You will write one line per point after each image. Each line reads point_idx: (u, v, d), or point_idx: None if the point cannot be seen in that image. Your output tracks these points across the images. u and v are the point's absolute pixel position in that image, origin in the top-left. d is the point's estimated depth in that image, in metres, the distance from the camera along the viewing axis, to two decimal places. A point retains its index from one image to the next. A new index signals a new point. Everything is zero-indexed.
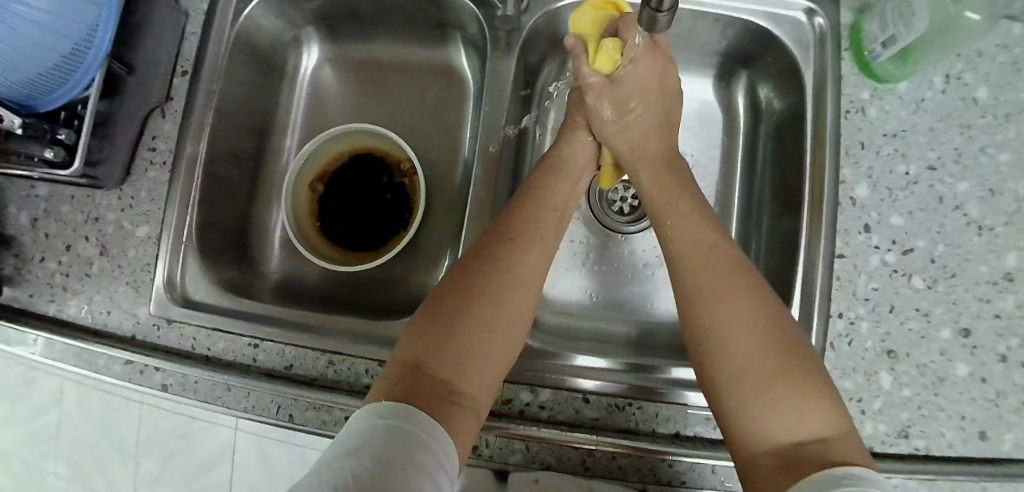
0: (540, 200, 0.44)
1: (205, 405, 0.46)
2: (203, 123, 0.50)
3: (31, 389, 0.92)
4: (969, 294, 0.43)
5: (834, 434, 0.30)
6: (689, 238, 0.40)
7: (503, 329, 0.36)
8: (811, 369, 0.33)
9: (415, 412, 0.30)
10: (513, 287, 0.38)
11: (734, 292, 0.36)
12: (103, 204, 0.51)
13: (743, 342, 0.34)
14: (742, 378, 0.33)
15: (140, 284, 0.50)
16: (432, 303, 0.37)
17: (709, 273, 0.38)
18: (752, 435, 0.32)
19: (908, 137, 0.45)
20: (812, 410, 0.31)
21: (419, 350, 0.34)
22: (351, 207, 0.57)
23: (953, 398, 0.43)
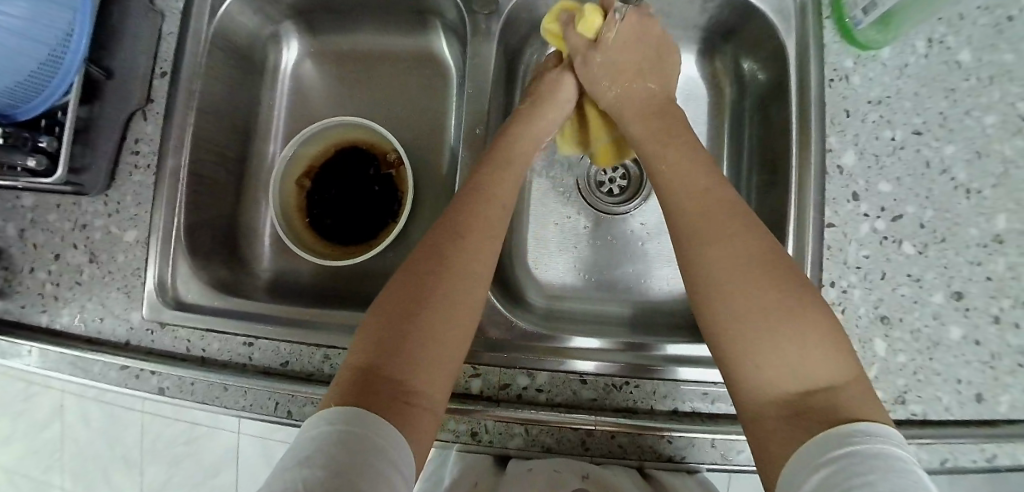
0: (490, 194, 0.42)
1: (203, 406, 0.46)
2: (185, 124, 0.49)
3: (33, 404, 0.92)
4: (960, 257, 0.43)
5: (842, 383, 0.30)
6: (691, 190, 0.39)
7: (456, 326, 0.36)
8: (821, 318, 0.33)
9: (371, 415, 0.30)
10: (466, 283, 0.37)
11: (739, 244, 0.35)
12: (90, 211, 0.51)
13: (749, 295, 0.33)
14: (749, 331, 0.32)
15: (132, 289, 0.49)
16: (383, 303, 0.36)
17: (713, 225, 0.37)
18: (759, 388, 0.32)
19: (892, 103, 0.45)
20: (820, 361, 0.31)
21: (372, 352, 0.34)
22: (340, 201, 0.57)
23: (948, 362, 0.43)
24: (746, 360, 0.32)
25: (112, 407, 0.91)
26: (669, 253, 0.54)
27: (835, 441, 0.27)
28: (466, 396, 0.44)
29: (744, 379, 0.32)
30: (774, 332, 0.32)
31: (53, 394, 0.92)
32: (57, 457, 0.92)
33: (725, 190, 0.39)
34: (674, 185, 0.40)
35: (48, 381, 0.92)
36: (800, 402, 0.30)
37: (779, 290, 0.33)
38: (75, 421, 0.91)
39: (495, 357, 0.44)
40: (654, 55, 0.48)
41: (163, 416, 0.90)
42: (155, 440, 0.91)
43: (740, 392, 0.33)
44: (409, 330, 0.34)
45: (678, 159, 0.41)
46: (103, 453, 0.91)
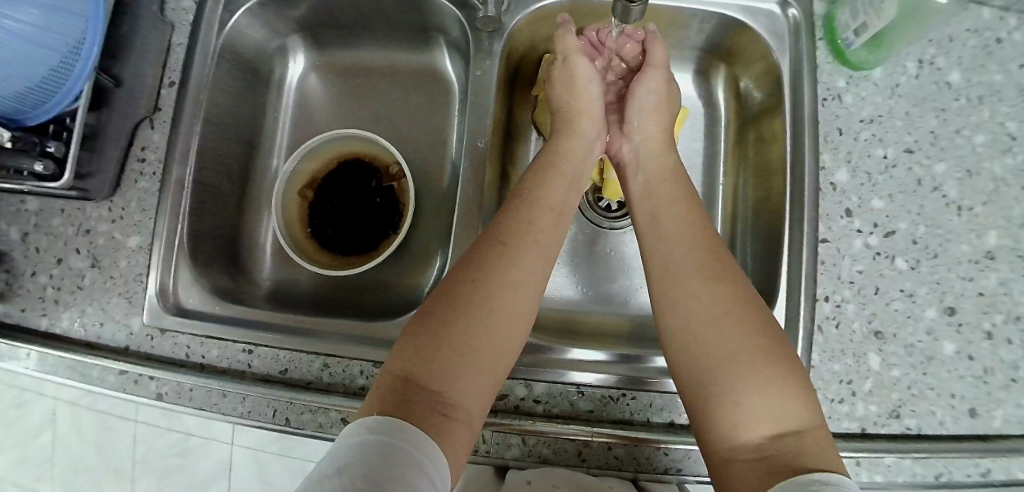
0: (527, 209, 0.42)
1: (201, 412, 0.46)
2: (191, 132, 0.50)
3: (25, 412, 0.92)
4: (953, 272, 0.44)
5: (808, 428, 0.31)
6: (679, 230, 0.40)
7: (500, 345, 0.37)
8: (791, 360, 0.34)
9: (412, 430, 0.30)
10: (510, 299, 0.38)
11: (721, 285, 0.36)
12: (93, 217, 0.51)
13: (731, 335, 0.34)
14: (720, 369, 0.33)
15: (133, 295, 0.50)
16: (426, 311, 0.37)
17: (689, 265, 0.38)
18: (732, 430, 0.32)
19: (884, 122, 0.46)
20: (790, 406, 0.32)
21: (411, 363, 0.34)
22: (342, 213, 0.58)
23: (941, 376, 0.43)
24: (715, 397, 0.33)
25: (105, 416, 0.90)
26: None
27: (801, 484, 0.27)
28: None
29: (714, 415, 0.33)
30: (744, 371, 0.33)
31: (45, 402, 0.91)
32: (48, 466, 0.92)
33: (704, 229, 0.40)
34: (663, 224, 0.41)
35: (41, 389, 0.91)
36: (768, 443, 0.30)
37: (750, 331, 0.34)
38: (66, 430, 0.90)
39: None
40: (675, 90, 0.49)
41: (157, 426, 0.90)
42: (147, 451, 0.90)
43: (707, 430, 0.33)
44: (449, 344, 0.35)
45: (673, 197, 0.43)
46: (95, 462, 0.91)
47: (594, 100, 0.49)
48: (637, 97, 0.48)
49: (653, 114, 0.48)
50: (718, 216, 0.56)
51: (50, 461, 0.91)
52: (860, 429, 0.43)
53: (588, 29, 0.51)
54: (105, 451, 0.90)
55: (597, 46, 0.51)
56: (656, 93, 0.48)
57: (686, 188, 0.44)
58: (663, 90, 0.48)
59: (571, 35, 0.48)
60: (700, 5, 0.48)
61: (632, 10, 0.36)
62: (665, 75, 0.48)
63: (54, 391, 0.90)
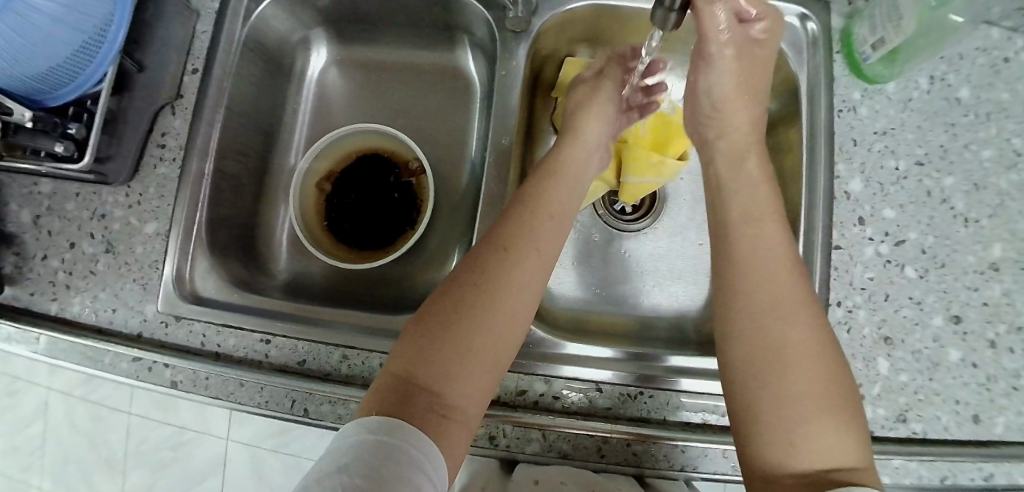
0: (534, 210, 0.42)
1: (217, 401, 0.45)
2: (214, 120, 0.50)
3: (15, 401, 0.90)
4: (959, 282, 0.46)
5: (858, 464, 0.32)
6: (761, 249, 0.38)
7: (498, 350, 0.37)
8: (848, 396, 0.34)
9: (412, 430, 0.32)
10: (510, 299, 0.39)
11: (793, 311, 0.36)
12: (109, 202, 0.51)
13: (798, 364, 0.34)
14: (782, 397, 0.33)
15: (148, 281, 0.49)
16: (424, 312, 0.39)
17: (768, 283, 0.37)
18: (781, 456, 0.32)
19: (897, 135, 0.47)
20: (844, 442, 0.32)
21: (411, 361, 0.36)
22: (359, 207, 0.58)
23: (947, 383, 0.45)
24: (777, 422, 0.33)
25: (99, 407, 0.89)
26: (680, 272, 0.56)
27: None
28: None
29: (767, 439, 0.33)
30: (806, 399, 0.33)
31: (35, 392, 0.89)
32: (39, 456, 0.90)
33: (784, 244, 0.39)
34: (737, 238, 0.40)
35: (33, 378, 0.89)
36: (820, 474, 0.31)
37: (815, 357, 0.34)
38: (59, 420, 0.88)
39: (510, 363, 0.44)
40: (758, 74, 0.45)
41: (153, 419, 0.89)
42: (141, 443, 0.89)
43: (756, 453, 0.33)
44: (449, 349, 0.36)
45: (753, 210, 0.41)
46: (87, 452, 0.89)
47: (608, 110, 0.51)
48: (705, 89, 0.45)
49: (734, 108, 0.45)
50: None
51: (41, 451, 0.90)
52: (868, 432, 0.44)
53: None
54: (98, 442, 0.89)
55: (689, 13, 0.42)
56: (731, 76, 0.44)
57: (773, 202, 0.41)
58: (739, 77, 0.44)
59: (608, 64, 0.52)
60: None
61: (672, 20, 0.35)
62: (746, 57, 0.43)
63: (46, 380, 0.89)
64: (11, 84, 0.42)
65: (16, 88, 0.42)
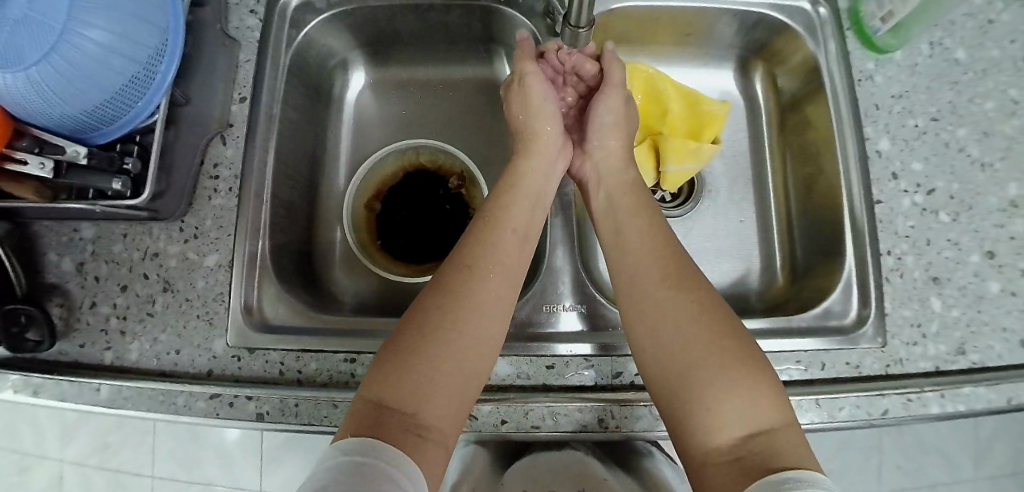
0: (491, 224, 0.44)
1: (309, 429, 0.43)
2: (266, 147, 0.50)
3: (28, 477, 0.99)
4: (987, 221, 0.50)
5: (778, 425, 0.35)
6: (646, 250, 0.44)
7: (469, 364, 0.37)
8: (760, 363, 0.37)
9: (390, 450, 0.31)
10: (477, 317, 0.38)
11: (691, 292, 0.40)
12: (163, 238, 0.49)
13: (701, 343, 0.38)
14: (697, 376, 0.37)
15: (214, 315, 0.47)
16: (394, 338, 0.37)
17: (660, 282, 0.41)
18: (706, 431, 0.36)
19: (911, 96, 0.52)
20: (762, 405, 0.36)
21: (385, 388, 0.34)
22: (410, 221, 0.57)
23: (994, 312, 0.49)
24: (699, 406, 0.36)
25: (118, 474, 0.97)
26: (729, 248, 0.57)
27: (778, 479, 0.31)
28: (580, 388, 0.43)
29: (688, 420, 0.37)
30: (722, 374, 0.36)
31: (49, 466, 0.98)
32: None
33: (666, 243, 0.44)
34: (629, 244, 0.45)
35: (45, 453, 0.98)
36: (743, 441, 0.34)
37: (722, 335, 0.38)
38: (75, 490, 0.98)
39: (600, 347, 0.44)
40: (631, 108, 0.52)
41: (174, 479, 0.95)
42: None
43: (688, 434, 0.36)
44: (423, 368, 0.35)
45: (641, 219, 0.46)
46: None
47: (548, 113, 0.50)
48: (597, 115, 0.50)
49: (614, 131, 0.51)
50: (770, 196, 0.59)
51: None
52: (935, 368, 0.46)
53: (549, 49, 0.49)
54: None
55: (557, 68, 0.51)
56: (617, 113, 0.51)
57: (651, 214, 0.47)
58: (621, 109, 0.51)
59: (528, 57, 0.49)
60: (743, 6, 0.53)
61: (580, 34, 0.46)
62: (623, 93, 0.51)
63: (60, 453, 0.98)
64: (63, 124, 0.41)
65: (63, 126, 0.41)
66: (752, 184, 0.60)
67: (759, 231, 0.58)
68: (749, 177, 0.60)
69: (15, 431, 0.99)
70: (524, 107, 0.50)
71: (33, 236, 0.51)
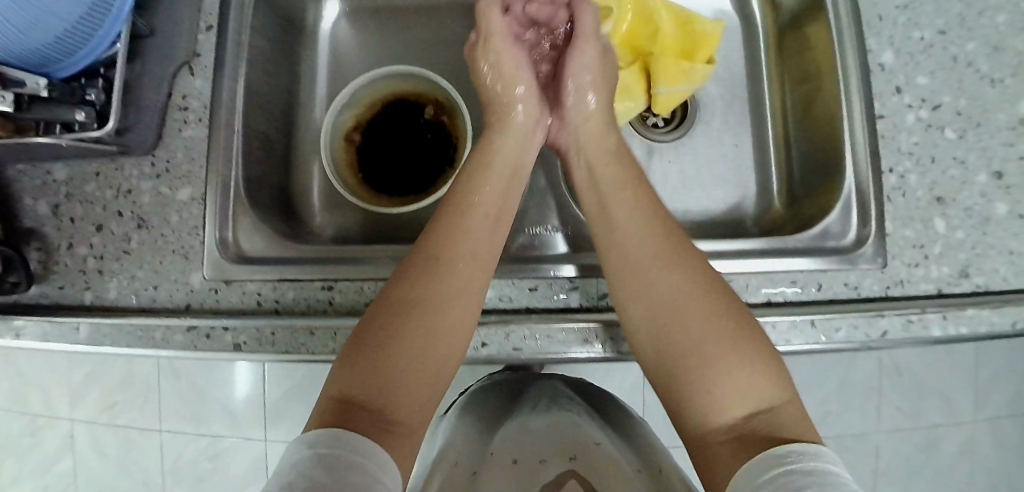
0: (457, 212, 0.41)
1: (286, 358, 0.42)
2: (235, 76, 0.48)
3: (40, 437, 1.02)
4: (995, 140, 0.47)
5: (780, 402, 0.33)
6: (636, 226, 0.41)
7: (439, 348, 0.36)
8: (756, 337, 0.36)
9: (355, 439, 0.29)
10: (446, 302, 0.37)
11: (679, 266, 0.38)
12: (134, 175, 0.47)
13: (696, 321, 0.36)
14: (694, 357, 0.36)
15: (189, 250, 0.46)
16: (359, 333, 0.35)
17: (650, 260, 0.39)
18: (705, 413, 0.34)
19: (917, 7, 0.47)
20: (761, 380, 0.34)
21: (351, 382, 0.33)
22: (390, 154, 0.54)
23: (999, 235, 0.46)
24: (697, 387, 0.35)
25: (127, 431, 0.99)
26: (722, 175, 0.55)
27: (778, 454, 0.29)
28: (563, 310, 0.42)
29: (688, 403, 0.35)
30: (717, 352, 0.35)
31: (59, 425, 1.01)
32: (74, 484, 1.01)
33: (657, 219, 0.41)
34: (614, 221, 0.42)
35: (56, 415, 1.00)
36: (743, 421, 0.33)
37: (715, 310, 0.36)
38: (85, 448, 1.00)
39: (587, 269, 0.43)
40: (611, 58, 0.49)
41: (183, 434, 0.97)
42: (178, 459, 0.97)
43: (691, 417, 0.35)
44: (392, 358, 0.34)
45: (633, 192, 0.43)
46: (120, 478, 1.00)
47: (520, 75, 0.49)
48: (570, 68, 0.48)
49: (594, 88, 0.48)
50: (767, 123, 0.57)
51: (75, 479, 1.01)
52: (937, 290, 0.45)
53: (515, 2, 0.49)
54: (129, 464, 0.99)
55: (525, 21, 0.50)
56: (594, 68, 0.48)
57: (642, 188, 0.44)
58: (598, 64, 0.48)
59: (496, 18, 0.48)
60: None
61: None
62: (597, 46, 0.48)
63: (69, 413, 1.00)
64: (23, 58, 0.38)
65: (26, 60, 0.38)
66: (749, 111, 0.57)
67: (756, 159, 0.56)
68: (746, 103, 0.57)
69: (24, 395, 1.01)
70: (496, 74, 0.49)
71: (6, 181, 0.49)
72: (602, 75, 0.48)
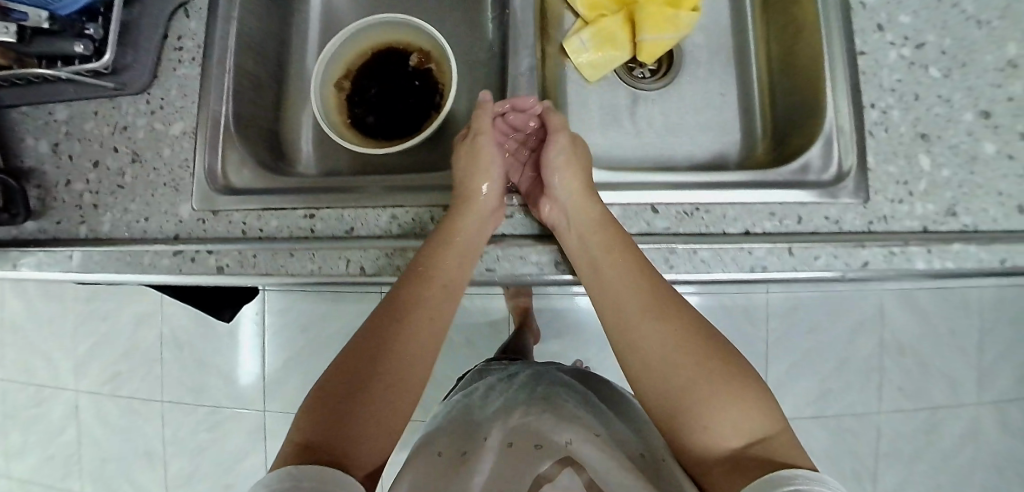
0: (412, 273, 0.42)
1: (270, 280, 0.43)
2: (229, 16, 0.49)
3: (46, 407, 1.04)
4: (982, 80, 0.47)
5: (771, 433, 0.36)
6: (627, 276, 0.41)
7: (400, 394, 0.39)
8: (741, 376, 0.38)
9: (311, 471, 0.31)
10: (404, 359, 0.40)
11: (661, 312, 0.41)
12: (129, 112, 0.48)
13: (688, 364, 0.39)
14: (689, 400, 0.37)
15: (180, 182, 0.47)
16: (324, 388, 0.38)
17: (641, 310, 0.41)
18: (703, 446, 0.37)
19: None
20: (752, 414, 0.37)
21: (313, 432, 0.35)
22: (380, 101, 0.56)
23: (988, 175, 0.45)
24: (694, 423, 0.37)
25: (129, 403, 1.01)
26: (705, 124, 0.56)
27: (780, 477, 0.31)
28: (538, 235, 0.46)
29: (688, 438, 0.37)
30: (710, 393, 0.37)
31: (64, 396, 1.03)
32: (76, 454, 1.03)
33: (646, 270, 0.41)
34: (604, 271, 0.42)
35: (61, 385, 1.03)
36: (739, 450, 0.36)
37: (700, 357, 0.39)
38: (88, 419, 1.02)
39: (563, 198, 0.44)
40: (585, 147, 0.48)
41: (182, 405, 0.98)
42: (178, 430, 0.99)
43: (693, 447, 0.37)
44: (353, 407, 0.37)
45: (615, 243, 0.41)
46: (121, 450, 1.01)
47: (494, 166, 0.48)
48: (548, 159, 0.46)
49: (570, 169, 0.45)
50: (752, 74, 0.57)
51: (77, 450, 1.03)
52: (923, 228, 0.44)
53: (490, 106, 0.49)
54: (129, 435, 1.01)
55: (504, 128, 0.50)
56: (568, 152, 0.46)
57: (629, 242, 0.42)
58: (571, 149, 0.46)
59: (485, 116, 0.48)
60: None
61: None
62: (569, 134, 0.47)
63: (74, 384, 1.02)
64: None
65: None
66: (733, 63, 0.57)
67: (740, 110, 0.56)
68: (730, 56, 0.57)
69: (32, 365, 1.03)
70: (472, 162, 0.47)
71: (11, 123, 0.50)
72: (575, 153, 0.46)
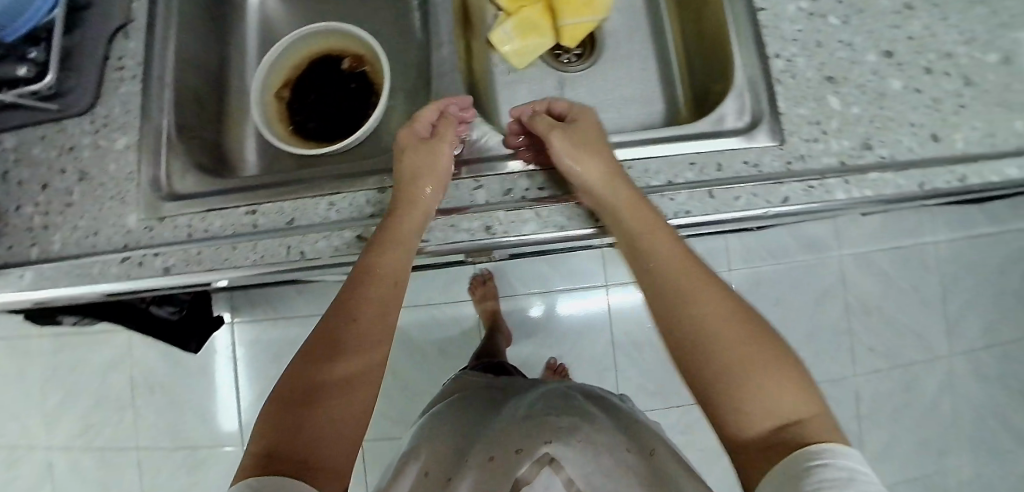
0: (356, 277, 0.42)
1: (216, 275, 0.45)
2: (167, 34, 0.53)
3: (23, 466, 1.02)
4: (881, 24, 0.49)
5: (806, 414, 0.35)
6: (664, 255, 0.40)
7: (360, 397, 0.39)
8: (778, 355, 0.37)
9: (272, 479, 0.32)
10: (358, 361, 0.40)
11: (704, 289, 0.39)
12: (76, 133, 0.51)
13: (728, 340, 0.37)
14: (731, 381, 0.36)
15: (125, 194, 0.48)
16: (280, 397, 0.38)
17: (684, 288, 0.39)
18: (739, 425, 0.36)
19: None
20: (789, 396, 0.35)
21: (272, 440, 0.36)
22: (320, 106, 0.58)
23: (898, 108, 0.47)
24: (728, 402, 0.36)
25: (104, 453, 1.00)
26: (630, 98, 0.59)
27: (810, 458, 0.31)
28: (470, 204, 0.44)
29: (721, 417, 0.37)
30: (750, 373, 0.36)
31: (41, 453, 1.02)
32: None
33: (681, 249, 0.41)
34: (643, 250, 0.41)
35: (38, 440, 1.01)
36: (773, 432, 0.34)
37: (740, 335, 0.37)
38: (63, 474, 1.01)
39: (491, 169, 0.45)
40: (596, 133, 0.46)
41: (154, 450, 0.98)
42: (155, 473, 0.98)
43: (726, 427, 0.36)
44: (317, 411, 0.37)
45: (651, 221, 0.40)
46: None
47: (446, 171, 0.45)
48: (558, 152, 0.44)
49: (593, 152, 0.43)
50: (670, 48, 0.60)
51: None
52: (841, 163, 0.45)
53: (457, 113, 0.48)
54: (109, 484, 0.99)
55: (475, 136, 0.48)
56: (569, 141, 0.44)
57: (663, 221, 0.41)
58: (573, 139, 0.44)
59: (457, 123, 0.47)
60: None
61: None
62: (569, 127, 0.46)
63: (46, 441, 1.01)
64: None
65: None
66: (653, 41, 0.61)
67: (662, 82, 0.59)
68: (648, 34, 0.61)
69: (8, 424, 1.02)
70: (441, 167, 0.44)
71: None
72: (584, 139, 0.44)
